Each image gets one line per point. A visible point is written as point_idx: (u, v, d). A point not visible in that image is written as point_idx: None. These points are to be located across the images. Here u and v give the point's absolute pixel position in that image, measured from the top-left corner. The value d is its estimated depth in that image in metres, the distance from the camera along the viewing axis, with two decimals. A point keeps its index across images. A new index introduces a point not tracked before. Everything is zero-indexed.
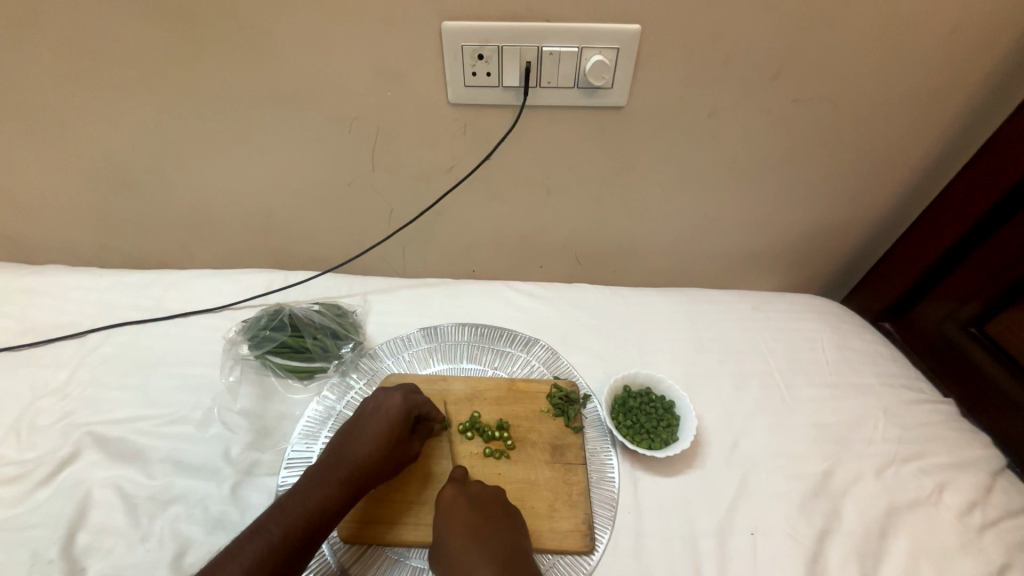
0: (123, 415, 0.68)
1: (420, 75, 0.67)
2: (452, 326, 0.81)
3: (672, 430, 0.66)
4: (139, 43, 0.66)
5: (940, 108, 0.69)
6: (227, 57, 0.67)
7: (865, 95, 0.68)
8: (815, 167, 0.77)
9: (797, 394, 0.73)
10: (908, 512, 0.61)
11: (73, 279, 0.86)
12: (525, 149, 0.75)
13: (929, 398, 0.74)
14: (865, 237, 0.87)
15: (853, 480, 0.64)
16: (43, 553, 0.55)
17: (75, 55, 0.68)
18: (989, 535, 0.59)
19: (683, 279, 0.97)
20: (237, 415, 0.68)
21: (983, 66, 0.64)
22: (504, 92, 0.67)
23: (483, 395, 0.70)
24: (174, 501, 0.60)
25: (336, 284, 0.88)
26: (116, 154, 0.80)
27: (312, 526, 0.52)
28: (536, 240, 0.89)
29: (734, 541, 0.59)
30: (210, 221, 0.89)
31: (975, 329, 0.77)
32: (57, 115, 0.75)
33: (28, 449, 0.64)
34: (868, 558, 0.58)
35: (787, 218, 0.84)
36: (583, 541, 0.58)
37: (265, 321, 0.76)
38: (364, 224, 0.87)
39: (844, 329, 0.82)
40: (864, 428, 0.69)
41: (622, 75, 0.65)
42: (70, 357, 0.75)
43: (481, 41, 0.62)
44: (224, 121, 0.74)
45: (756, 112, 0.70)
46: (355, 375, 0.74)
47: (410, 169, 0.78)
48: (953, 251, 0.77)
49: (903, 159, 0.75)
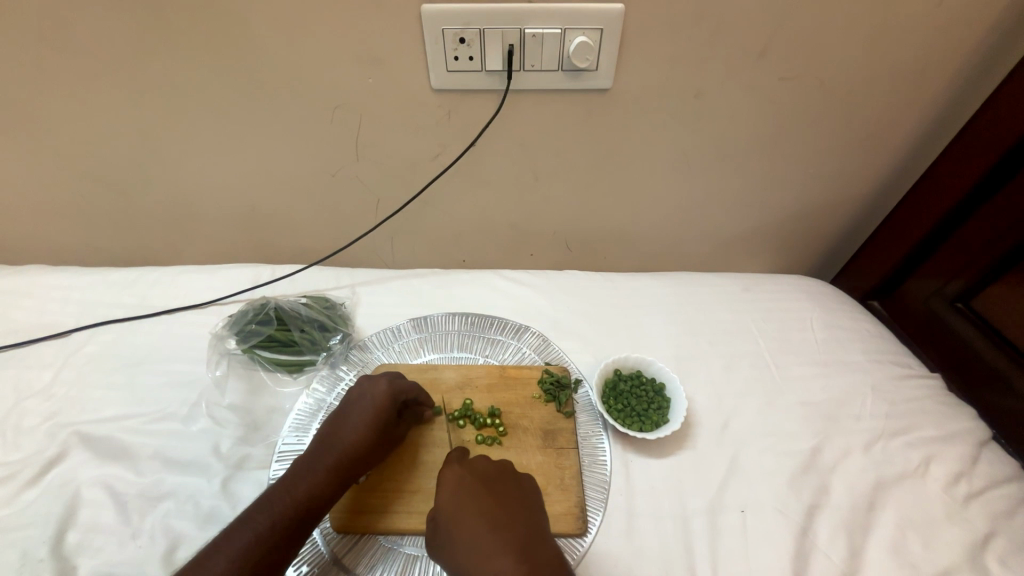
0: (111, 414, 0.67)
1: (401, 61, 0.65)
2: (442, 315, 0.80)
3: (663, 412, 0.66)
4: (109, 34, 0.64)
5: (926, 84, 0.69)
6: (202, 47, 0.65)
7: (850, 73, 0.68)
8: (802, 146, 0.76)
9: (787, 373, 0.74)
10: (895, 485, 0.62)
11: (54, 278, 0.85)
12: (511, 134, 0.74)
13: (915, 374, 0.75)
14: (851, 216, 0.88)
15: (842, 455, 0.65)
16: (33, 554, 0.55)
17: (43, 48, 0.66)
18: (974, 505, 0.60)
19: (673, 263, 0.97)
20: (226, 410, 0.68)
21: (967, 40, 0.64)
22: (488, 76, 0.66)
23: (474, 382, 0.70)
24: (165, 497, 0.59)
25: (324, 276, 0.87)
26: (92, 149, 0.78)
27: (301, 515, 0.52)
28: (525, 227, 0.89)
29: (725, 518, 0.59)
30: (193, 216, 0.88)
31: (961, 305, 0.77)
32: (29, 110, 0.73)
33: (13, 450, 0.63)
34: (856, 531, 0.59)
35: (774, 199, 0.84)
36: (577, 523, 0.58)
37: (251, 315, 0.75)
38: (351, 215, 0.86)
39: (832, 308, 0.83)
40: (852, 404, 0.70)
41: (606, 57, 0.64)
42: (54, 357, 0.74)
43: (463, 25, 0.61)
44: (202, 113, 0.72)
45: (742, 92, 0.69)
46: (345, 367, 0.74)
47: (396, 158, 0.77)
48: (940, 227, 0.77)
49: (889, 137, 0.75)
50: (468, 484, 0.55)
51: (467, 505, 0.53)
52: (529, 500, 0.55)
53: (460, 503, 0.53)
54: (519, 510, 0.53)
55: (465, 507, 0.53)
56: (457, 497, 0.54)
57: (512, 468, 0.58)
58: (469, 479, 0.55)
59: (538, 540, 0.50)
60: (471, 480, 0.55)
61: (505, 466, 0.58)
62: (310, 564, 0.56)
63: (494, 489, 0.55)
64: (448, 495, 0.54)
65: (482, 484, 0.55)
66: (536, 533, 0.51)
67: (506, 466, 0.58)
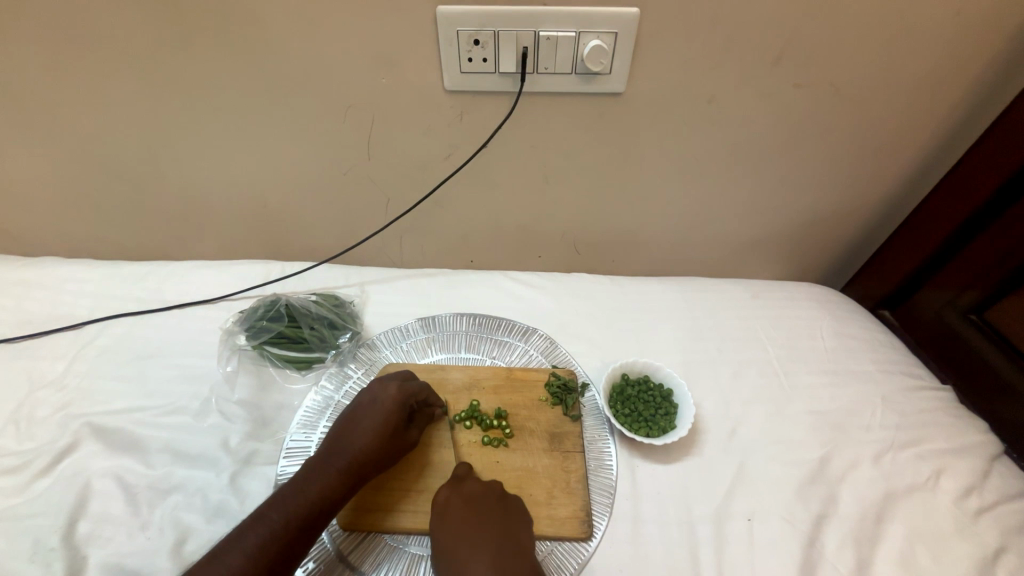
0: (122, 406, 0.68)
1: (415, 62, 0.66)
2: (450, 315, 0.80)
3: (670, 418, 0.66)
4: (129, 31, 0.65)
5: (943, 92, 0.68)
6: (219, 45, 0.66)
7: (866, 80, 0.67)
8: (815, 153, 0.76)
9: (795, 382, 0.73)
10: (904, 497, 0.62)
11: (69, 270, 0.86)
12: (523, 136, 0.74)
13: (927, 385, 0.74)
14: (863, 225, 0.87)
15: (850, 466, 0.64)
16: (44, 542, 0.55)
17: (63, 44, 0.67)
18: (984, 519, 0.60)
19: (682, 268, 0.97)
20: (236, 405, 0.69)
21: (986, 49, 0.63)
22: (502, 78, 0.66)
23: (481, 383, 0.70)
24: (174, 490, 0.60)
25: (334, 275, 0.88)
26: (108, 145, 0.79)
27: (313, 515, 0.52)
28: (534, 229, 0.89)
29: (731, 526, 0.59)
30: (205, 213, 0.89)
31: (974, 316, 0.77)
32: (48, 105, 0.74)
33: (26, 440, 0.64)
34: (864, 543, 0.58)
35: (785, 206, 0.84)
36: (582, 527, 0.58)
37: (262, 311, 0.75)
38: (362, 214, 0.87)
39: (843, 317, 0.82)
40: (862, 415, 0.69)
41: (620, 60, 0.64)
42: (67, 348, 0.75)
43: (478, 26, 0.61)
44: (216, 110, 0.73)
45: (756, 98, 0.69)
46: (353, 365, 0.74)
47: (407, 158, 0.77)
48: (954, 238, 0.77)
49: (904, 145, 0.75)
50: (453, 505, 0.56)
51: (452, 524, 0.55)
52: (513, 518, 0.56)
53: (446, 521, 0.55)
54: (500, 528, 0.54)
55: (451, 524, 0.55)
56: (442, 516, 0.55)
57: (499, 488, 0.58)
58: (455, 500, 0.57)
59: (516, 559, 0.52)
60: (457, 501, 0.56)
61: (492, 487, 0.58)
62: (316, 560, 0.56)
63: (478, 508, 0.56)
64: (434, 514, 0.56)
65: (467, 504, 0.56)
66: (515, 552, 0.53)
67: (493, 489, 0.58)
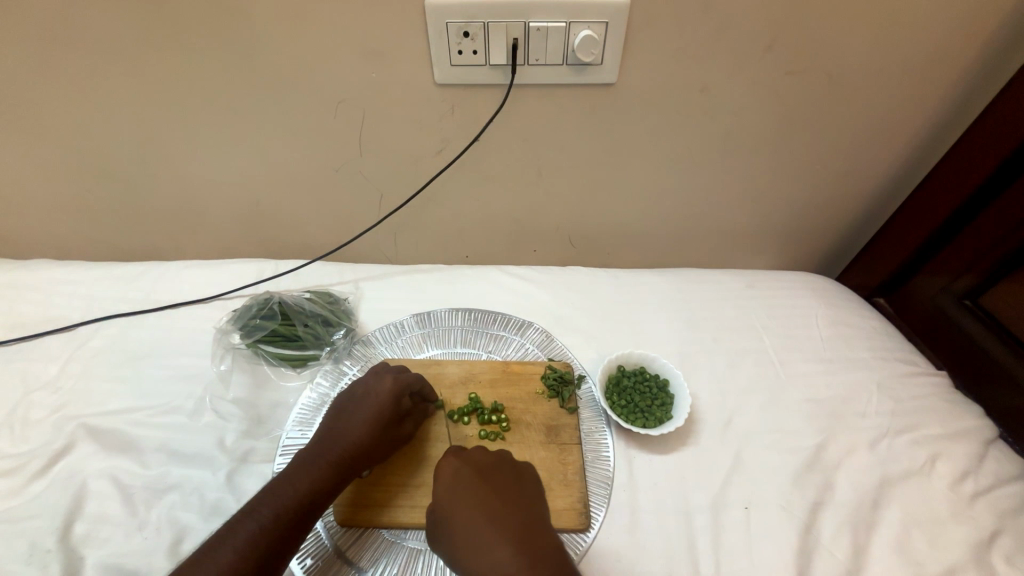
0: (116, 407, 0.68)
1: (405, 56, 0.65)
2: (445, 311, 0.80)
3: (666, 408, 0.66)
4: (115, 30, 0.64)
5: (936, 78, 0.68)
6: (205, 41, 0.65)
7: (858, 67, 0.67)
8: (808, 141, 0.76)
9: (790, 370, 0.73)
10: (900, 483, 0.62)
11: (60, 272, 0.85)
12: (515, 129, 0.74)
13: (922, 371, 0.74)
14: (858, 213, 0.87)
15: (846, 452, 0.65)
16: (41, 544, 0.55)
17: (48, 44, 0.66)
18: (980, 503, 0.60)
19: (678, 259, 0.96)
20: (231, 404, 0.68)
21: (979, 32, 0.63)
22: (492, 70, 0.65)
23: (477, 377, 0.70)
24: (170, 490, 0.60)
25: (328, 272, 0.87)
26: (97, 145, 0.78)
27: (303, 508, 0.52)
28: (528, 223, 0.89)
29: (728, 515, 0.59)
30: (197, 213, 0.88)
31: (969, 302, 0.76)
32: (35, 106, 0.73)
33: (21, 443, 0.64)
34: (861, 529, 0.58)
35: (779, 195, 0.84)
36: (579, 518, 0.58)
37: (255, 309, 0.75)
38: (355, 210, 0.86)
39: (837, 305, 0.82)
40: (857, 401, 0.70)
41: (611, 50, 0.63)
42: (60, 350, 0.75)
43: (467, 18, 0.60)
44: (205, 108, 0.72)
45: (748, 87, 0.68)
46: (349, 362, 0.74)
47: (399, 154, 0.77)
48: (949, 223, 0.76)
49: (898, 131, 0.74)
50: (463, 474, 0.54)
51: (460, 497, 0.52)
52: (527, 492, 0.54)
53: (455, 494, 0.53)
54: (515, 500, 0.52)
55: (461, 498, 0.52)
56: (452, 487, 0.53)
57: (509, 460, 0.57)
58: (465, 469, 0.55)
59: (535, 529, 0.50)
60: (467, 469, 0.55)
61: (501, 456, 0.57)
62: (314, 557, 0.56)
63: (488, 478, 0.54)
64: (442, 487, 0.54)
65: (477, 474, 0.54)
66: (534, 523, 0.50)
67: (503, 457, 0.57)
